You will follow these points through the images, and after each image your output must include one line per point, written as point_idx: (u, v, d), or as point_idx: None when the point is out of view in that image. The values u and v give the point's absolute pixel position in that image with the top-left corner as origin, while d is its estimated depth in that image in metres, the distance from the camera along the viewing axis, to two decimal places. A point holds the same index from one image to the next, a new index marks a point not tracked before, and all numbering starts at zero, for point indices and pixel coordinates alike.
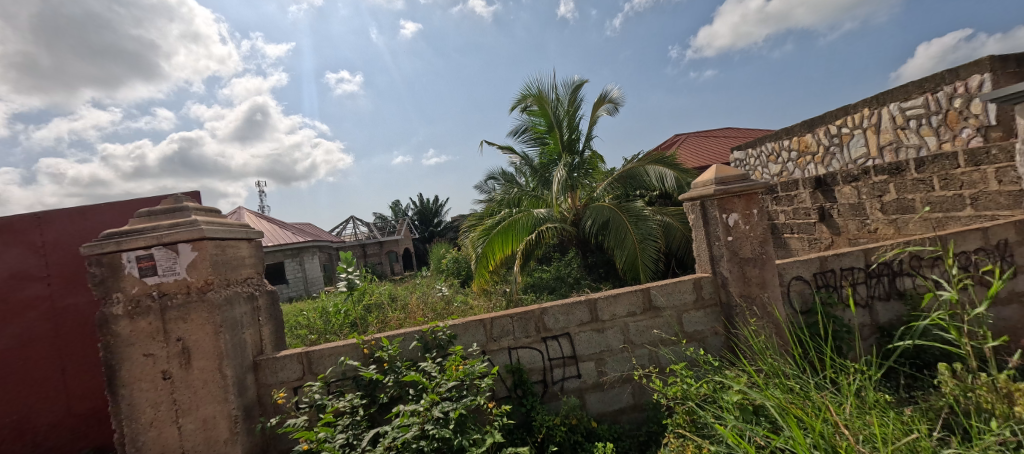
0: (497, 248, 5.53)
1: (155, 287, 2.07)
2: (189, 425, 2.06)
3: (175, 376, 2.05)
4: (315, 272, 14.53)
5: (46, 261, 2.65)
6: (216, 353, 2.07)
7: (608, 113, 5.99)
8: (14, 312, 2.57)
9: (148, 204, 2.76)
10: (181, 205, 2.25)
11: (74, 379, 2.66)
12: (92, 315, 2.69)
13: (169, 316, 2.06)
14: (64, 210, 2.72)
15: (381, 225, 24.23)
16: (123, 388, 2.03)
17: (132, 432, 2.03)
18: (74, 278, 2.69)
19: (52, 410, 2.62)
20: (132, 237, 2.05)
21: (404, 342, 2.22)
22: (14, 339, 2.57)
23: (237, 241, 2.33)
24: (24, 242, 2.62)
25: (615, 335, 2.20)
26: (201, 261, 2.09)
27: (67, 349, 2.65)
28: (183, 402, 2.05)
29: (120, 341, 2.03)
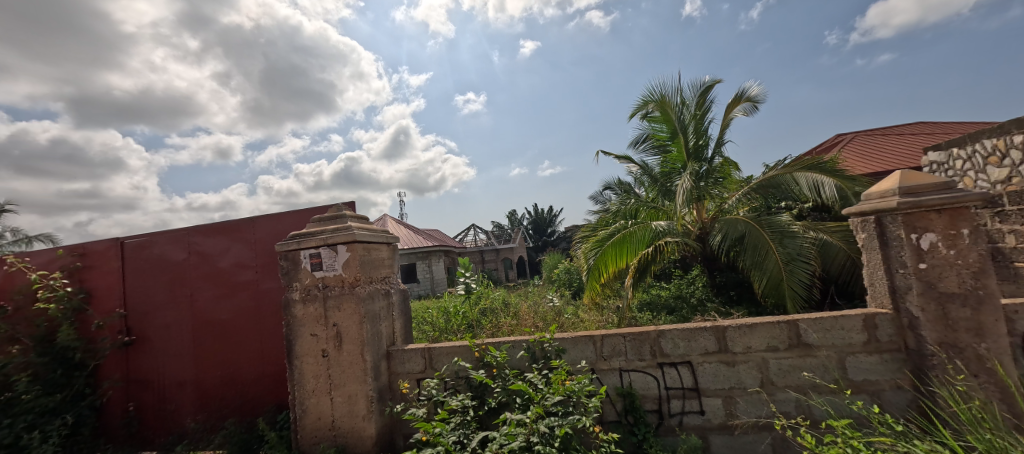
0: (610, 261, 5.28)
1: (321, 279, 2.44)
2: (339, 398, 2.37)
3: (331, 354, 2.38)
4: (440, 274, 15.92)
5: (255, 253, 3.34)
6: (360, 340, 2.35)
7: (746, 113, 5.30)
8: (233, 291, 3.36)
9: (318, 210, 3.31)
10: (341, 213, 2.63)
11: (266, 348, 3.28)
12: (279, 300, 3.27)
13: (329, 304, 2.40)
14: (268, 214, 3.37)
15: (498, 233, 25.49)
16: (296, 360, 2.44)
17: (301, 397, 2.43)
18: (271, 268, 3.32)
19: (252, 370, 3.29)
20: (305, 238, 2.47)
21: (513, 350, 2.21)
22: (232, 312, 3.35)
23: (379, 245, 2.63)
24: (243, 238, 3.37)
25: (750, 372, 1.87)
26: (353, 260, 2.40)
27: (262, 323, 3.30)
28: (335, 377, 2.37)
29: (295, 321, 2.45)
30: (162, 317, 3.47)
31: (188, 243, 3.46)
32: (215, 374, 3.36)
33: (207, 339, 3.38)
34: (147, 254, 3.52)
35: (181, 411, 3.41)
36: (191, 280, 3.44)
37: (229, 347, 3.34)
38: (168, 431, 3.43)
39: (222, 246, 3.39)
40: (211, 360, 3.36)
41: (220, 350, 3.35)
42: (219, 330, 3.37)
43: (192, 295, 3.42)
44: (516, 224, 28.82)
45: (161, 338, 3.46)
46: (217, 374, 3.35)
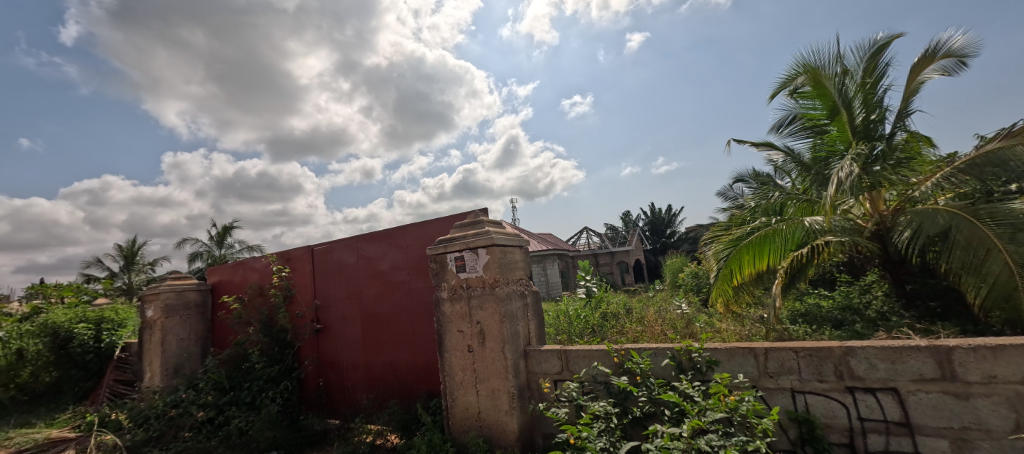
0: (746, 262, 4.64)
1: (465, 280, 2.65)
2: (483, 391, 2.53)
3: (475, 350, 2.56)
4: (555, 277, 16.02)
5: (407, 257, 3.79)
6: (501, 338, 2.47)
7: (944, 73, 4.18)
8: (392, 289, 3.87)
9: (456, 217, 3.61)
10: (479, 218, 2.82)
11: (419, 339, 3.69)
12: (429, 298, 3.64)
13: (473, 303, 2.59)
14: (416, 222, 3.79)
15: (613, 235, 24.65)
16: (446, 352, 2.70)
17: (451, 387, 2.67)
18: (420, 269, 3.72)
19: (408, 358, 3.73)
20: (451, 243, 2.72)
21: (656, 359, 2.07)
22: (391, 306, 3.87)
23: (514, 248, 2.74)
24: (398, 244, 3.86)
25: (995, 411, 1.43)
26: (491, 263, 2.55)
27: (415, 318, 3.72)
28: (480, 372, 2.54)
29: (445, 317, 2.71)
30: (340, 310, 4.17)
31: (357, 248, 4.11)
32: (380, 359, 3.90)
33: (374, 330, 3.95)
34: (328, 258, 4.28)
35: (357, 389, 4.04)
36: (360, 279, 4.06)
37: (390, 337, 3.85)
38: (347, 405, 4.10)
39: (382, 250, 3.95)
40: (377, 348, 3.92)
41: (383, 339, 3.88)
42: (382, 322, 3.91)
43: (361, 292, 4.04)
44: (632, 226, 27.55)
45: (340, 328, 4.16)
46: (381, 359, 3.89)
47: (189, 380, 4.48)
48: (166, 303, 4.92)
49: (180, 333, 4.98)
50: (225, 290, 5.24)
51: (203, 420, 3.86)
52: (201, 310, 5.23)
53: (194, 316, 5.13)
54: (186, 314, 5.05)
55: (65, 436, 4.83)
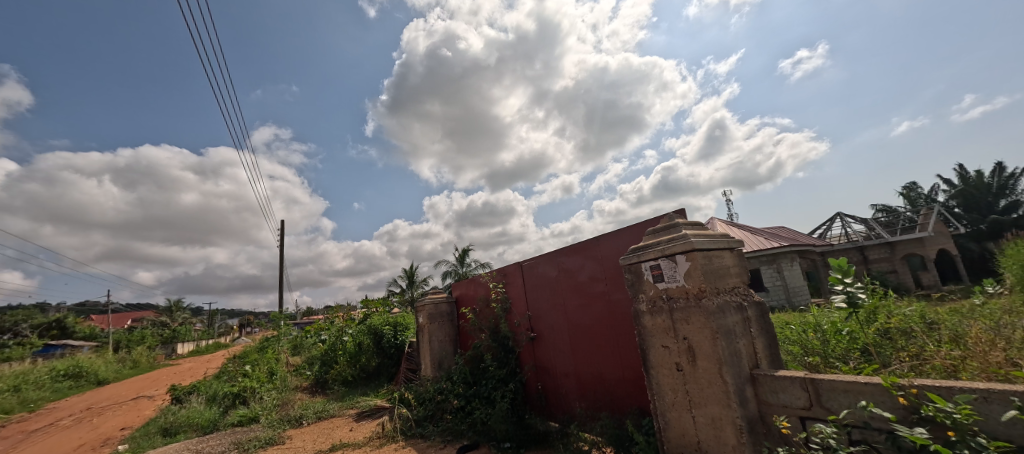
0: None
1: (665, 291, 2.37)
2: (701, 418, 2.17)
3: (685, 369, 2.23)
4: (797, 281, 13.06)
5: (604, 268, 3.71)
6: (716, 358, 2.08)
7: None
8: (593, 300, 3.84)
9: (651, 221, 3.31)
10: (674, 221, 2.49)
11: (625, 352, 3.51)
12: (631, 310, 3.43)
13: (676, 316, 2.29)
14: (609, 232, 3.69)
15: (886, 220, 18.44)
16: (652, 368, 2.45)
17: (662, 408, 2.40)
18: (617, 280, 3.57)
19: (615, 371, 3.60)
20: (644, 250, 2.49)
21: (987, 408, 1.34)
22: (594, 317, 3.83)
23: (721, 251, 2.29)
24: (593, 255, 3.84)
25: None
26: (694, 270, 2.21)
27: (619, 330, 3.57)
28: (694, 395, 2.20)
29: (646, 331, 2.48)
30: (548, 320, 4.40)
31: (558, 262, 4.29)
32: (589, 370, 3.89)
33: (580, 340, 4.00)
34: (534, 272, 4.62)
35: (570, 396, 4.14)
36: (563, 291, 4.20)
37: (596, 349, 3.81)
38: (562, 411, 4.25)
39: (580, 262, 3.99)
40: (584, 358, 3.93)
41: (589, 350, 3.88)
42: (586, 334, 3.92)
43: (565, 303, 4.17)
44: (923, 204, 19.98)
45: (549, 336, 4.39)
46: (590, 370, 3.88)
47: (448, 372, 5.54)
48: (429, 312, 6.29)
49: (440, 336, 6.24)
50: (465, 302, 6.29)
51: (457, 407, 4.74)
52: (451, 317, 6.39)
53: (447, 322, 6.33)
54: (442, 320, 6.29)
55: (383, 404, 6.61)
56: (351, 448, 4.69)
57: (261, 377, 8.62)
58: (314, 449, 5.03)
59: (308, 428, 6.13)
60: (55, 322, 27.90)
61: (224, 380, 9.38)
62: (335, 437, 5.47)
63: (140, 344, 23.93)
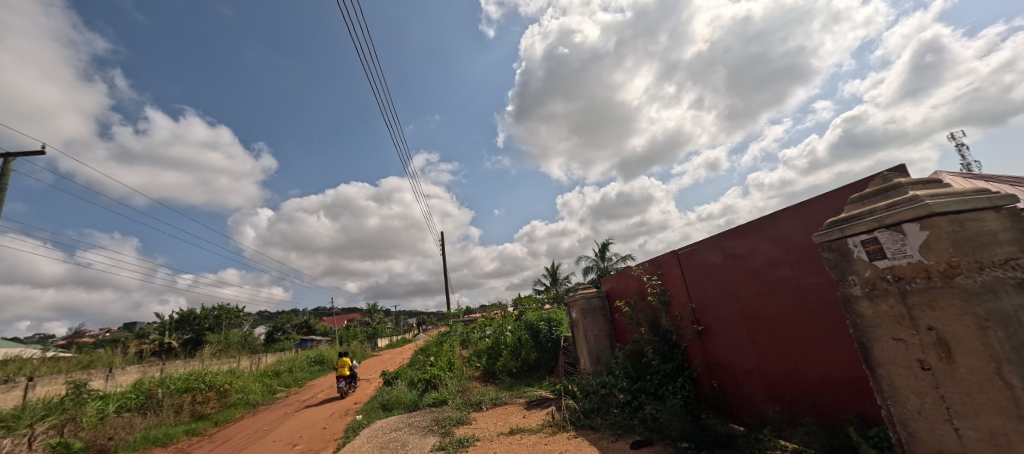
0: None
1: (888, 270, 1.90)
2: (971, 433, 1.67)
3: (936, 368, 1.75)
4: None
5: (786, 249, 3.21)
6: (990, 354, 1.58)
7: None
8: (774, 287, 3.35)
9: (853, 189, 2.70)
10: (893, 182, 1.98)
11: (828, 347, 2.96)
12: (831, 296, 2.88)
13: (912, 301, 1.81)
14: (789, 208, 3.19)
15: None
16: (879, 368, 1.99)
17: (901, 416, 1.92)
18: (808, 262, 3.05)
19: (816, 369, 3.06)
20: (849, 223, 2.05)
21: None
22: (778, 307, 3.32)
23: (981, 213, 1.70)
24: (770, 236, 3.35)
25: None
26: (936, 241, 1.72)
27: (816, 321, 3.03)
28: (955, 401, 1.71)
29: (865, 321, 2.03)
30: (717, 311, 3.98)
31: (723, 247, 3.88)
32: (779, 368, 3.39)
33: (762, 333, 3.51)
34: (694, 260, 4.26)
35: (756, 397, 3.67)
36: (733, 278, 3.77)
37: (786, 342, 3.30)
38: (748, 413, 3.79)
39: (752, 245, 3.53)
40: (771, 354, 3.44)
41: (776, 345, 3.38)
42: (770, 326, 3.43)
43: (737, 291, 3.72)
44: None
45: (721, 329, 3.96)
46: (780, 367, 3.37)
47: (610, 366, 5.51)
48: (581, 306, 6.36)
49: (595, 330, 6.24)
50: (617, 295, 6.18)
51: (625, 402, 4.64)
52: (604, 312, 6.34)
53: (601, 317, 6.30)
54: (595, 315, 6.28)
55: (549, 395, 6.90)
56: (528, 433, 5.03)
57: (444, 366, 9.98)
58: (496, 431, 5.57)
59: (487, 412, 6.86)
60: (304, 322, 37.52)
61: (417, 368, 11.18)
62: (511, 422, 5.96)
63: (355, 339, 30.37)
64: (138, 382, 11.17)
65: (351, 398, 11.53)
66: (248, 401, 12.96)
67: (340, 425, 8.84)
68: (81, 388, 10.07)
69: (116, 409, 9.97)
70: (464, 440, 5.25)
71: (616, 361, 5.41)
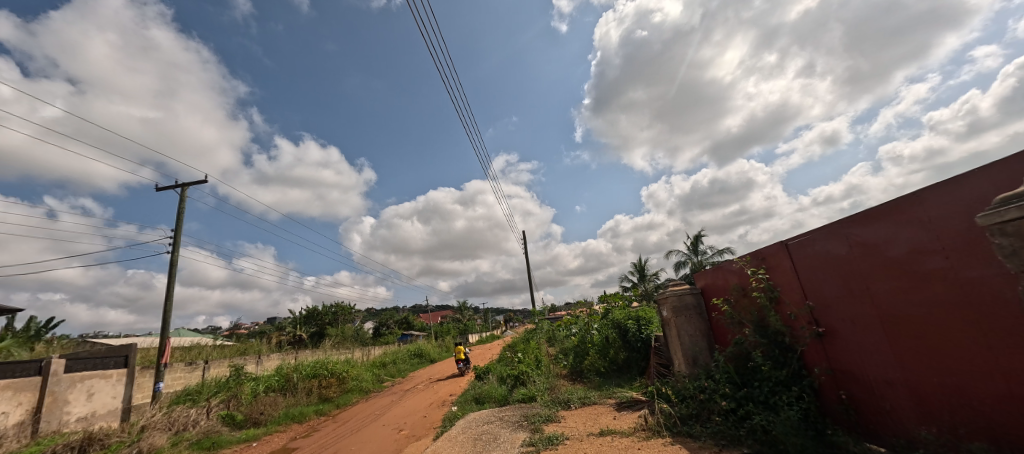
0: None
1: None
2: None
3: None
4: None
5: (937, 235, 2.63)
6: None
7: None
8: (921, 282, 2.76)
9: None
10: None
11: (1008, 356, 2.37)
12: (1008, 291, 2.30)
13: None
14: (941, 185, 2.61)
15: None
16: None
17: None
18: (973, 250, 2.46)
19: (992, 382, 2.46)
20: None
21: None
22: (930, 305, 2.73)
23: None
24: (913, 219, 2.77)
25: None
26: None
27: (986, 323, 2.44)
28: None
29: None
30: (843, 310, 3.40)
31: (847, 235, 3.30)
32: (933, 378, 2.79)
33: (905, 337, 2.91)
34: (808, 251, 3.70)
35: (901, 414, 3.06)
36: (862, 271, 3.19)
37: (942, 349, 2.70)
38: (891, 432, 3.16)
39: (887, 232, 2.96)
40: (921, 361, 2.83)
41: (928, 351, 2.77)
42: (917, 329, 2.83)
43: (869, 287, 3.14)
44: None
45: (847, 331, 3.38)
46: (935, 379, 2.77)
47: (709, 369, 5.03)
48: (673, 305, 5.93)
49: (690, 330, 5.76)
50: (714, 292, 5.64)
51: (727, 409, 4.19)
52: (699, 310, 5.82)
53: (696, 316, 5.79)
54: (689, 313, 5.80)
55: (641, 397, 6.53)
56: (619, 435, 4.79)
57: (531, 363, 10.06)
58: (586, 431, 5.41)
59: (576, 411, 6.73)
60: (404, 318, 40.83)
61: (506, 363, 11.43)
62: (601, 423, 5.75)
63: (449, 334, 32.23)
64: (278, 368, 13.13)
65: (451, 386, 12.66)
66: (362, 388, 14.45)
67: (438, 415, 9.41)
68: (239, 373, 12.34)
69: (263, 390, 11.86)
70: (553, 438, 5.20)
71: (716, 364, 4.92)
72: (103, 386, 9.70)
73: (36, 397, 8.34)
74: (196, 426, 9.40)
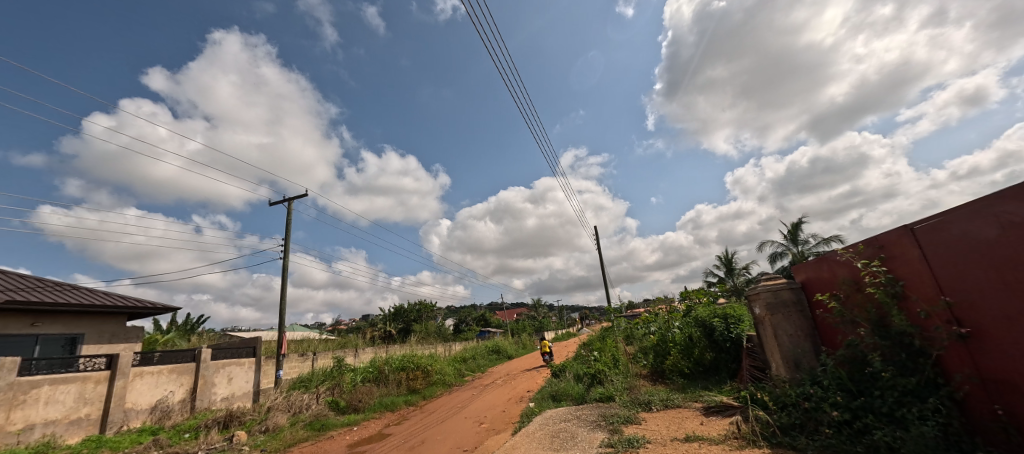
0: None
1: None
2: None
3: None
4: None
5: None
6: None
7: None
8: None
9: None
10: None
11: None
12: None
13: None
14: None
15: None
16: None
17: None
18: None
19: None
20: None
21: None
22: None
23: None
24: None
25: None
26: None
27: None
28: None
29: None
30: (997, 305, 2.80)
31: (995, 214, 2.77)
32: None
33: None
34: (942, 237, 3.13)
35: None
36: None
37: None
38: None
39: None
40: None
41: None
42: None
43: None
44: None
45: (1006, 332, 2.75)
46: None
47: (816, 375, 4.39)
48: (767, 301, 5.30)
49: (789, 330, 5.09)
50: (818, 287, 4.94)
51: (840, 421, 3.61)
52: (800, 307, 5.12)
53: (796, 313, 5.11)
54: (788, 311, 5.14)
55: (732, 402, 5.96)
56: (707, 442, 4.37)
57: (609, 362, 9.71)
58: (670, 436, 5.03)
59: (659, 414, 6.32)
60: (481, 315, 42.06)
61: (582, 362, 11.18)
62: (686, 428, 5.33)
63: (525, 332, 32.52)
64: (372, 360, 14.27)
65: (528, 383, 12.74)
66: (445, 381, 15.12)
67: (516, 410, 9.50)
68: (341, 364, 13.62)
69: (361, 380, 12.95)
70: (633, 440, 4.92)
71: (824, 368, 4.28)
72: (240, 372, 11.59)
73: (193, 380, 10.28)
74: (308, 410, 10.55)
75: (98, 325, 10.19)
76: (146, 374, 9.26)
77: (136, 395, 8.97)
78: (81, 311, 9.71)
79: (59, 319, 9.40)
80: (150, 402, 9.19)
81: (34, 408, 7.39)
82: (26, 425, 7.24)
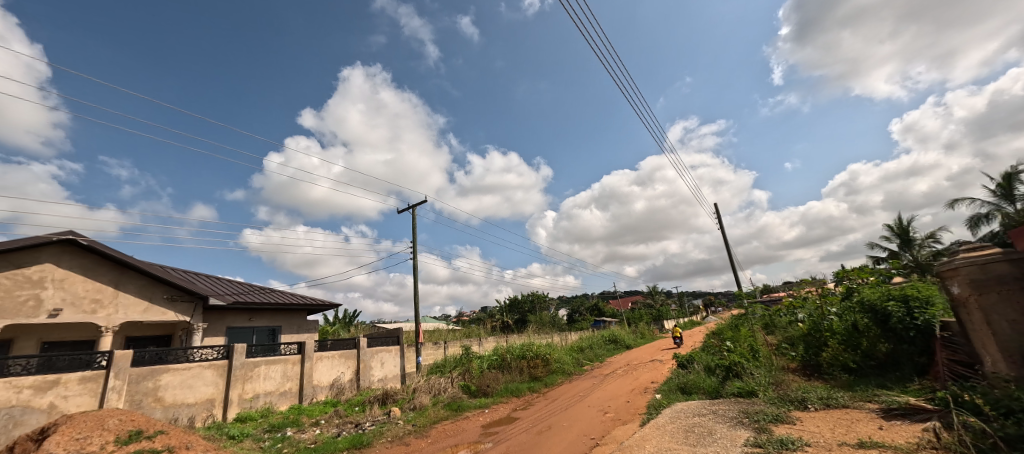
0: None
1: None
2: None
3: None
4: None
5: None
6: None
7: None
8: None
9: None
10: None
11: None
12: None
13: None
14: None
15: None
16: None
17: None
18: None
19: None
20: None
21: None
22: None
23: None
24: None
25: None
26: None
27: None
28: None
29: None
30: None
31: None
32: None
33: None
34: None
35: None
36: None
37: None
38: None
39: None
40: None
41: None
42: None
43: None
44: None
45: None
46: None
47: None
48: (970, 279, 4.11)
49: (1010, 314, 3.88)
50: None
51: None
52: None
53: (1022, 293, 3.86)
54: (1006, 290, 3.92)
55: (924, 405, 4.81)
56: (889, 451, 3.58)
57: (746, 353, 8.64)
58: (837, 440, 4.26)
59: (819, 414, 5.40)
60: (595, 304, 41.41)
61: (713, 353, 10.17)
62: (859, 432, 4.45)
63: (642, 321, 31.06)
64: (496, 348, 15.10)
65: (652, 374, 12.10)
66: (564, 370, 15.29)
67: (642, 401, 9.11)
68: (469, 352, 14.71)
69: (487, 366, 13.83)
70: (787, 442, 4.30)
71: None
72: (389, 358, 13.31)
73: (356, 363, 12.12)
74: (445, 392, 11.63)
75: (289, 319, 12.63)
76: (325, 357, 11.23)
77: (320, 374, 10.95)
78: (279, 308, 12.22)
79: (264, 315, 11.94)
80: (329, 380, 11.15)
81: (258, 382, 9.53)
82: (254, 394, 9.38)
